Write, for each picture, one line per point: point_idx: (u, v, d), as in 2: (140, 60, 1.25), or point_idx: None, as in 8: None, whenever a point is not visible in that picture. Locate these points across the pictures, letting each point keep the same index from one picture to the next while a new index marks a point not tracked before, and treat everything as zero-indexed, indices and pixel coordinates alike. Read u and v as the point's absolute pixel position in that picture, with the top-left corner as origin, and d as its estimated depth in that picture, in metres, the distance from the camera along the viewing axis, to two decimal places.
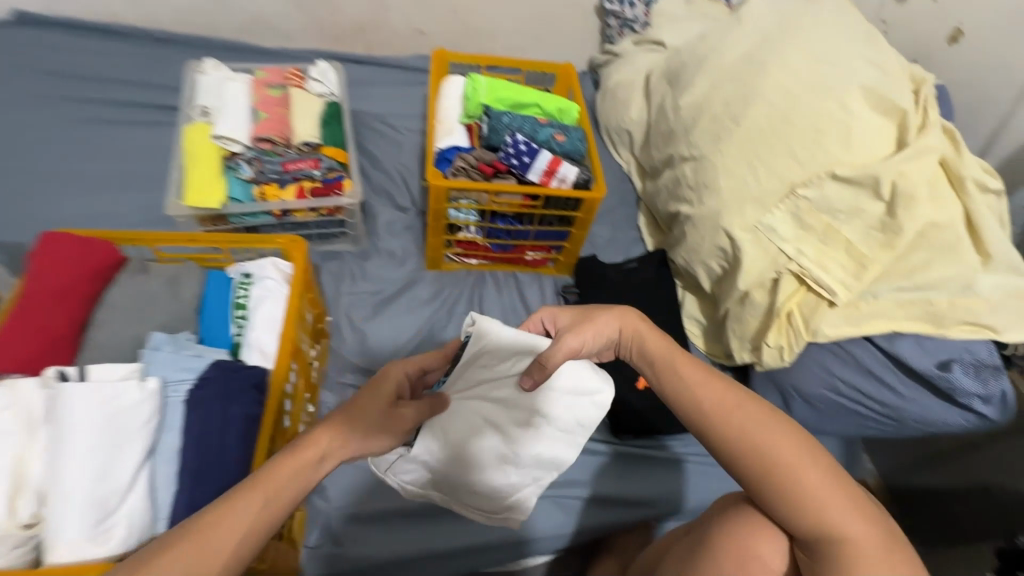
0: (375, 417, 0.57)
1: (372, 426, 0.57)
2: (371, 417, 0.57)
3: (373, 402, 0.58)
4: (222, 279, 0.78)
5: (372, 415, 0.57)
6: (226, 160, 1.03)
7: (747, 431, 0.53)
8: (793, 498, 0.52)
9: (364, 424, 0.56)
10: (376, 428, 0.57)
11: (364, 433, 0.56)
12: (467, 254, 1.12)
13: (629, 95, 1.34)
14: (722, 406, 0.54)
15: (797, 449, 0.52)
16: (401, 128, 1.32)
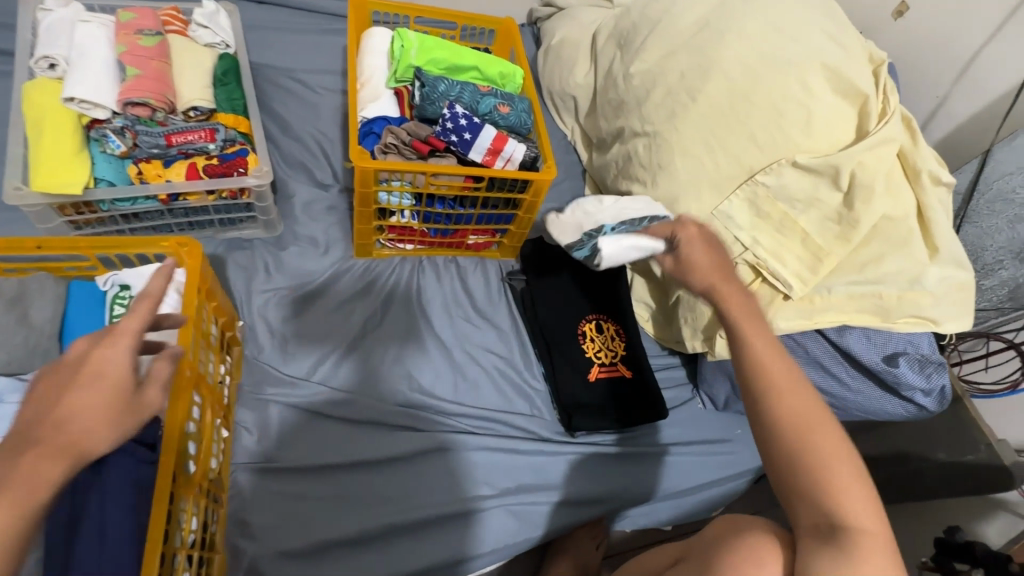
0: (88, 417, 0.46)
1: (97, 430, 0.46)
2: (90, 413, 0.46)
3: (85, 397, 0.46)
4: (94, 294, 0.64)
5: (87, 410, 0.46)
6: (88, 129, 0.83)
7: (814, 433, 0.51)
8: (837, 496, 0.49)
9: (78, 426, 0.45)
10: (99, 423, 0.46)
11: (90, 435, 0.45)
12: (401, 239, 0.99)
13: (574, 56, 1.23)
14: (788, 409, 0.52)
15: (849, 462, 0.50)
16: (316, 86, 1.13)
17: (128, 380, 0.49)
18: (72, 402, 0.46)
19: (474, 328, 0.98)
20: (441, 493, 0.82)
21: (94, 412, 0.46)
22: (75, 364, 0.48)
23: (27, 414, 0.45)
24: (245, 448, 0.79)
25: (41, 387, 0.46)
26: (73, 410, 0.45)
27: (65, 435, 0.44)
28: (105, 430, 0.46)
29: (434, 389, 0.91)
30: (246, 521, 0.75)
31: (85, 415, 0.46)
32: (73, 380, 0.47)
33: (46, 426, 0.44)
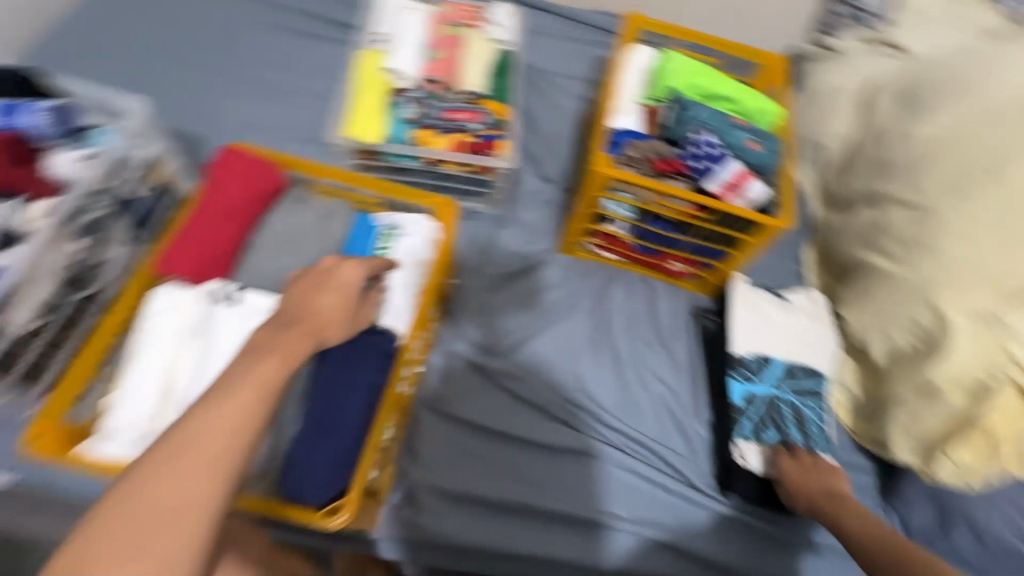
0: (330, 311, 0.58)
1: (332, 326, 0.58)
2: (332, 309, 0.58)
3: (331, 296, 0.59)
4: (368, 224, 0.76)
5: (330, 304, 0.58)
6: (390, 96, 0.99)
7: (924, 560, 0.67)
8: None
9: (320, 316, 0.57)
10: (331, 318, 0.58)
11: (328, 324, 0.57)
12: (606, 247, 1.02)
13: (835, 104, 1.12)
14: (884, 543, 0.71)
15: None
16: (565, 90, 1.21)
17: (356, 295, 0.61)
18: (320, 297, 0.58)
19: (652, 353, 0.97)
20: (580, 495, 0.85)
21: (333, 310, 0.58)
22: (326, 274, 0.60)
23: (288, 300, 0.58)
24: (428, 387, 0.90)
25: (300, 285, 0.59)
26: (321, 304, 0.58)
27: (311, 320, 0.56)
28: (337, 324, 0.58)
29: (598, 397, 0.92)
30: (414, 448, 0.85)
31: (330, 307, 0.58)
32: (324, 282, 0.60)
33: (300, 313, 0.56)
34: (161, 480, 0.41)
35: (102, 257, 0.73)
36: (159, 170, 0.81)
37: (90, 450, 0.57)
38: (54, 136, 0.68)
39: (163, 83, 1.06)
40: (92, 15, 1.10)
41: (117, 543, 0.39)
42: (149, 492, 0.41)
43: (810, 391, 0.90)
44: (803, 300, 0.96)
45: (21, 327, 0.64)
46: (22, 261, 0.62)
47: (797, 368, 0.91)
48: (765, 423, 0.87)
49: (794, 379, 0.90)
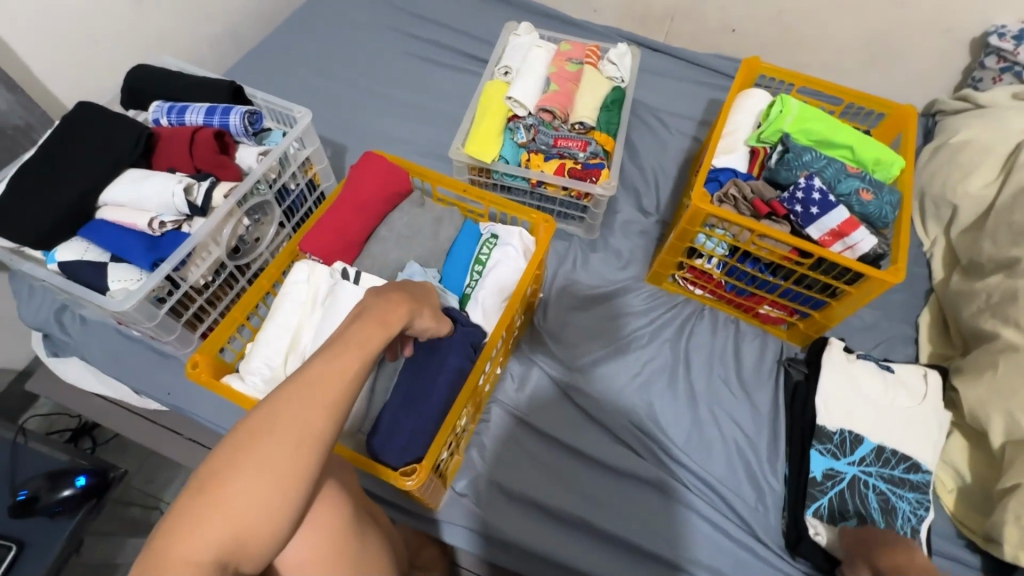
0: (427, 291, 0.64)
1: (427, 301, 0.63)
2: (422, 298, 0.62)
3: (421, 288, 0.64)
4: (474, 231, 0.85)
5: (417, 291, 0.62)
6: (508, 121, 1.10)
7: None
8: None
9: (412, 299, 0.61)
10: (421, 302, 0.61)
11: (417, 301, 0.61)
12: (694, 282, 1.03)
13: (974, 161, 1.04)
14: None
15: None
16: (673, 128, 1.25)
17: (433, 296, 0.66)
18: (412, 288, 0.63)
19: (730, 396, 0.95)
20: (637, 522, 0.84)
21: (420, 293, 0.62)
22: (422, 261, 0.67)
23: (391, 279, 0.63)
24: (505, 390, 0.95)
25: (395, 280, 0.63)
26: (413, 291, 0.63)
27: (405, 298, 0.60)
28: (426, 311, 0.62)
29: (668, 429, 0.92)
30: (483, 443, 0.91)
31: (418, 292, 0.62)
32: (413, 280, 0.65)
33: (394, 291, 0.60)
34: (283, 415, 0.42)
35: (259, 233, 0.89)
36: (311, 168, 0.97)
37: (229, 382, 0.69)
38: (245, 136, 0.85)
39: (323, 99, 1.26)
40: (280, 42, 1.35)
41: (252, 458, 0.40)
42: (273, 425, 0.42)
43: (905, 482, 0.82)
44: (907, 368, 0.90)
45: (196, 280, 0.80)
46: (207, 231, 0.78)
47: (891, 453, 0.84)
48: (846, 509, 0.81)
49: (887, 466, 0.83)
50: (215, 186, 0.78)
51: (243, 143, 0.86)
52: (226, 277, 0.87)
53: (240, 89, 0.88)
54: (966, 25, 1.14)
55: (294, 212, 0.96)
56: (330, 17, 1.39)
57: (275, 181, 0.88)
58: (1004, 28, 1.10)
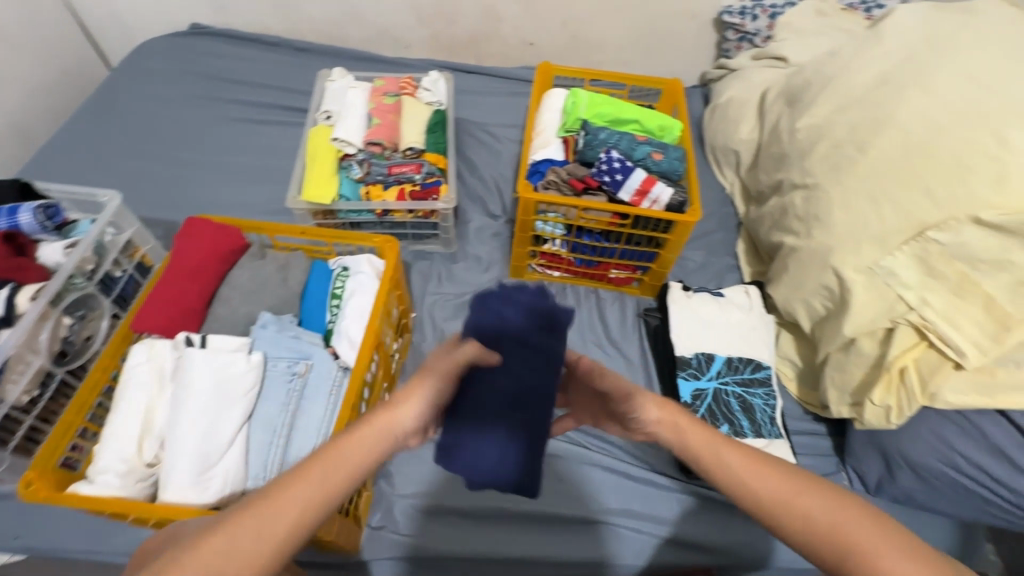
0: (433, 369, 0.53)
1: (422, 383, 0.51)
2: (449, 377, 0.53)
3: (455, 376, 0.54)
4: (325, 269, 0.86)
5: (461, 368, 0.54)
6: (341, 160, 1.13)
7: (806, 513, 0.44)
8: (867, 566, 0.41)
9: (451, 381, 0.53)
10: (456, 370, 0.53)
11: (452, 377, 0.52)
12: (550, 266, 1.13)
13: (740, 113, 1.26)
14: (774, 493, 0.45)
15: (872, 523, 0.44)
16: (501, 137, 1.36)
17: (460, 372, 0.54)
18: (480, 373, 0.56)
19: (606, 357, 1.04)
20: (549, 495, 0.88)
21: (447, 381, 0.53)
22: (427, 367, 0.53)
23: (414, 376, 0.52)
24: None
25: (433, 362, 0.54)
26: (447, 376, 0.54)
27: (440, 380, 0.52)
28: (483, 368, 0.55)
29: None
30: (390, 471, 0.90)
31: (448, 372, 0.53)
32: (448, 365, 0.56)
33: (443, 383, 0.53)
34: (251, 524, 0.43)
35: (90, 330, 0.82)
36: (137, 250, 0.91)
37: (77, 490, 0.63)
38: (44, 233, 0.80)
39: (143, 180, 1.19)
40: (81, 131, 1.26)
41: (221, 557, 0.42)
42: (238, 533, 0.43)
43: (755, 380, 0.96)
44: (733, 290, 1.06)
45: (18, 397, 0.72)
46: (18, 340, 0.70)
47: (738, 360, 0.98)
48: (715, 417, 0.93)
49: (738, 371, 0.97)
50: (18, 292, 0.72)
51: (45, 241, 0.80)
52: (58, 387, 0.78)
53: (28, 184, 0.82)
54: (705, 9, 1.38)
55: (129, 300, 0.90)
56: (135, 96, 1.33)
57: (95, 272, 0.82)
58: (731, 7, 1.36)
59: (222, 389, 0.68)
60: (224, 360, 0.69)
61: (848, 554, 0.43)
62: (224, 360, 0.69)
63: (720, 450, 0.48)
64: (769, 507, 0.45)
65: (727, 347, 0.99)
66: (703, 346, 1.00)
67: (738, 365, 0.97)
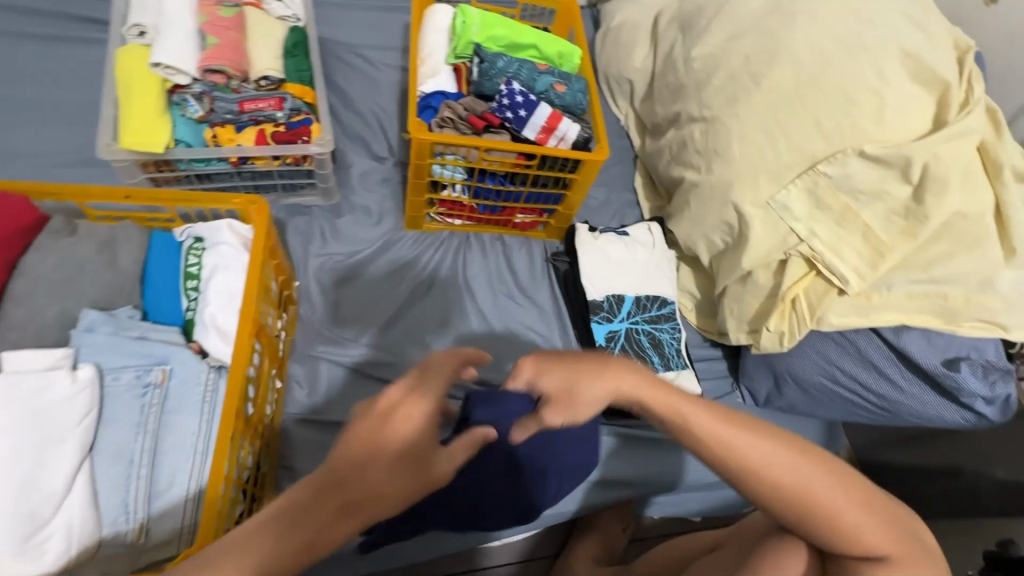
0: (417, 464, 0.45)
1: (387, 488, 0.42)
2: (393, 471, 0.43)
3: (393, 454, 0.43)
4: (170, 242, 0.67)
5: (393, 449, 0.43)
6: (170, 94, 0.88)
7: (783, 476, 0.49)
8: (827, 513, 0.50)
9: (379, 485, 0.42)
10: (415, 462, 0.44)
11: (390, 502, 0.42)
12: (451, 214, 1.02)
13: (632, 38, 1.20)
14: (754, 461, 0.49)
15: (852, 490, 0.51)
16: (376, 62, 1.16)
17: (426, 433, 0.46)
18: (406, 407, 0.45)
19: (518, 306, 1.00)
20: None
21: (394, 477, 0.42)
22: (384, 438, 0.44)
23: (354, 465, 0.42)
24: (296, 401, 0.84)
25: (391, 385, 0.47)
26: (382, 459, 0.43)
27: (367, 492, 0.42)
28: (415, 418, 0.45)
29: (475, 362, 0.93)
30: (293, 468, 0.79)
31: (386, 477, 0.42)
32: (383, 423, 0.44)
33: (359, 459, 0.42)
34: None
35: None
36: None
37: None
38: None
39: None
40: None
41: None
42: None
43: (661, 317, 0.99)
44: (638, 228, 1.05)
45: None
46: None
47: (645, 299, 0.99)
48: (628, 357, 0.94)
49: (647, 310, 0.98)
50: None
51: None
52: None
53: None
54: None
55: None
56: None
57: None
58: None
59: (47, 420, 0.52)
60: (45, 383, 0.53)
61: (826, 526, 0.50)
62: (39, 382, 0.53)
63: (677, 403, 0.50)
64: (754, 465, 0.49)
65: (636, 287, 1.00)
66: (614, 288, 0.99)
67: (647, 304, 0.99)
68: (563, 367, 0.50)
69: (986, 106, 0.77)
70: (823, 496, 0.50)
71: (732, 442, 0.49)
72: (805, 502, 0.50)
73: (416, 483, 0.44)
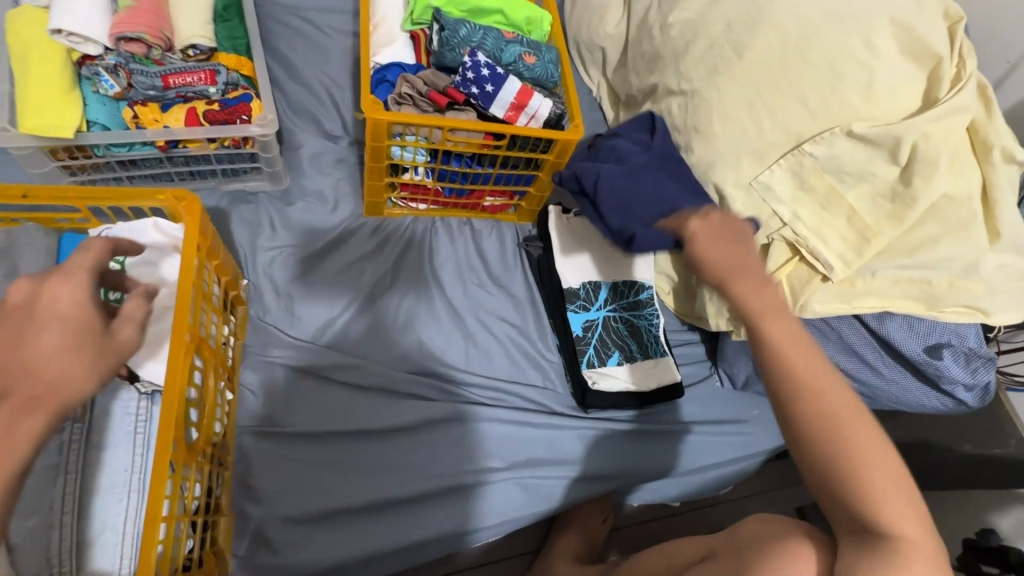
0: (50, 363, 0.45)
1: (78, 377, 0.46)
2: (58, 355, 0.46)
3: (53, 335, 0.46)
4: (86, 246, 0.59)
5: (60, 332, 0.47)
6: (78, 66, 0.76)
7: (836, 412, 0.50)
8: (870, 476, 0.48)
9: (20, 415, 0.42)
10: (78, 338, 0.48)
11: (70, 387, 0.45)
12: (414, 198, 0.94)
13: (605, 1, 1.11)
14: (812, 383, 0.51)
15: (885, 456, 0.49)
16: (324, 27, 1.04)
17: (92, 314, 0.50)
18: (30, 343, 0.46)
19: (489, 296, 0.94)
20: (447, 467, 0.80)
21: (67, 361, 0.46)
22: (27, 307, 0.48)
23: None
24: (251, 411, 0.77)
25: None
26: (42, 352, 0.46)
27: (36, 384, 0.44)
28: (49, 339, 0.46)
29: (445, 357, 0.88)
30: (252, 485, 0.73)
31: (57, 364, 0.45)
32: (36, 318, 0.47)
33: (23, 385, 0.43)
34: None
35: None
36: None
37: None
38: None
39: None
40: None
41: None
42: None
43: (640, 303, 0.95)
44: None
45: None
46: None
47: (623, 285, 0.95)
48: (607, 347, 0.91)
49: (624, 297, 0.94)
50: None
51: None
52: None
53: None
54: None
55: None
56: None
57: None
58: None
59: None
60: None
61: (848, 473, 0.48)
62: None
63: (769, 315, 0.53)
64: (822, 391, 0.50)
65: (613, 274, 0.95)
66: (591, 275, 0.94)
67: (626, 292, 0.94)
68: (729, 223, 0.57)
69: (975, 81, 0.74)
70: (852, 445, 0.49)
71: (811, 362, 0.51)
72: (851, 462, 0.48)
73: (113, 354, 0.49)
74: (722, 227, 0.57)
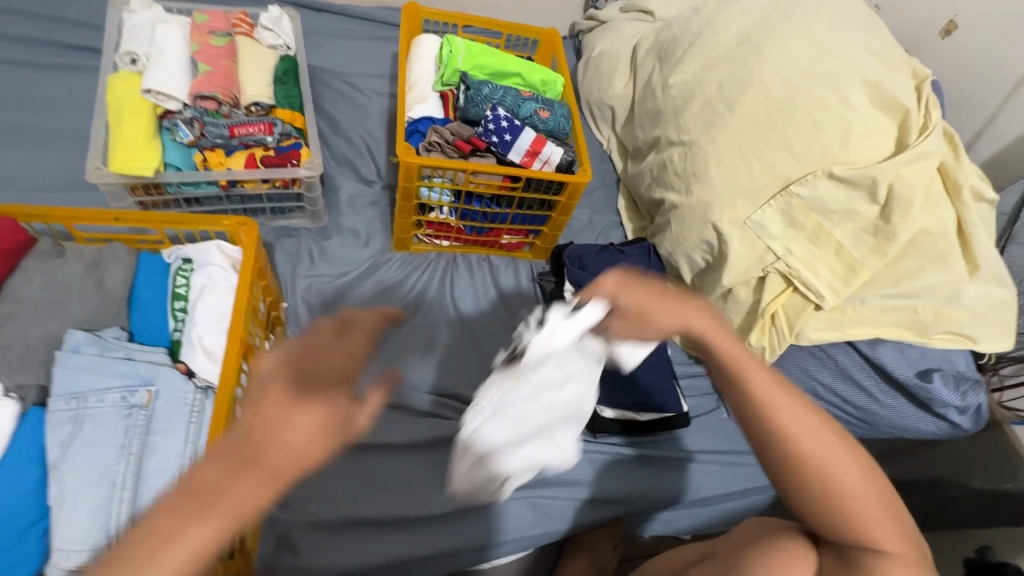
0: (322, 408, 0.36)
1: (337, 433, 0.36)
2: (313, 440, 0.35)
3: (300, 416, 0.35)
4: (158, 266, 0.67)
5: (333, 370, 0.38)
6: (161, 119, 0.90)
7: (818, 454, 0.48)
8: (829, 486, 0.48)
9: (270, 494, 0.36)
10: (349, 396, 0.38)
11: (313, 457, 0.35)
12: (438, 235, 1.04)
13: (614, 66, 1.24)
14: (826, 457, 0.48)
15: (867, 483, 0.49)
16: (365, 90, 1.18)
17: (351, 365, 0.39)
18: (274, 433, 0.35)
19: (504, 325, 1.00)
20: None
21: (309, 419, 0.35)
22: (325, 356, 0.40)
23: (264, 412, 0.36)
24: None
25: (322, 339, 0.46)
26: (286, 433, 0.35)
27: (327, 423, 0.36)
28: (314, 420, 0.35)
29: (463, 380, 0.93)
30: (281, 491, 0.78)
31: (306, 442, 0.35)
32: (317, 367, 0.39)
33: (260, 434, 0.35)
34: None
35: None
36: None
37: None
38: None
39: None
40: None
41: None
42: None
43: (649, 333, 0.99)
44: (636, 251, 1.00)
45: None
46: None
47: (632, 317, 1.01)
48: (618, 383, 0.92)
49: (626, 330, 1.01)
50: None
51: None
52: None
53: None
54: None
55: None
56: None
57: None
58: None
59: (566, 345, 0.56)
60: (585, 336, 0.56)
61: (814, 459, 0.48)
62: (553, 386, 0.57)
63: (715, 339, 0.51)
64: (786, 417, 0.48)
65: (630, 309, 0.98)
66: None
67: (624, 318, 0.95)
68: (649, 293, 0.51)
69: (942, 130, 0.83)
70: (820, 452, 0.48)
71: (799, 418, 0.48)
72: (834, 503, 0.48)
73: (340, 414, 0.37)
74: (665, 307, 0.51)
